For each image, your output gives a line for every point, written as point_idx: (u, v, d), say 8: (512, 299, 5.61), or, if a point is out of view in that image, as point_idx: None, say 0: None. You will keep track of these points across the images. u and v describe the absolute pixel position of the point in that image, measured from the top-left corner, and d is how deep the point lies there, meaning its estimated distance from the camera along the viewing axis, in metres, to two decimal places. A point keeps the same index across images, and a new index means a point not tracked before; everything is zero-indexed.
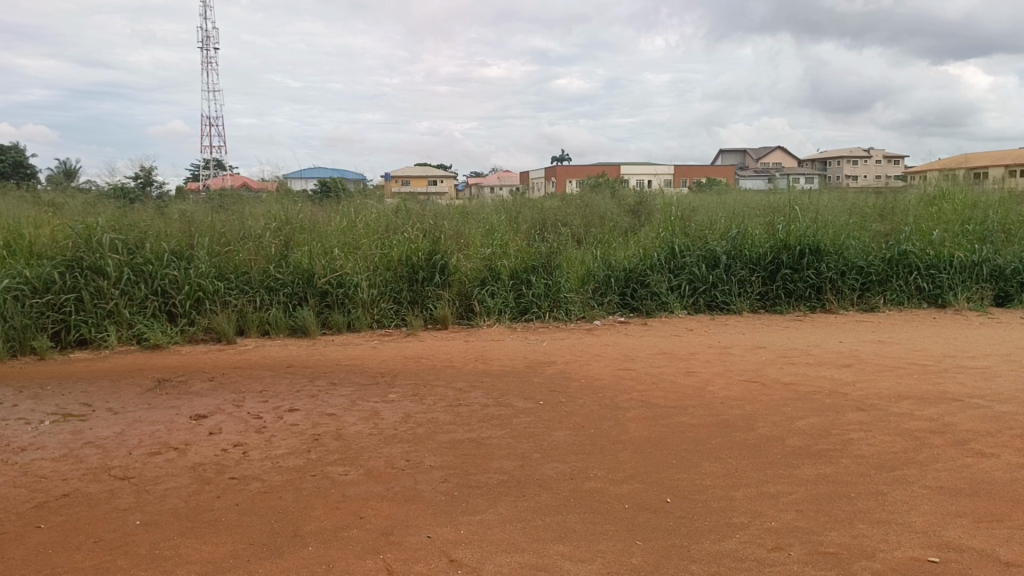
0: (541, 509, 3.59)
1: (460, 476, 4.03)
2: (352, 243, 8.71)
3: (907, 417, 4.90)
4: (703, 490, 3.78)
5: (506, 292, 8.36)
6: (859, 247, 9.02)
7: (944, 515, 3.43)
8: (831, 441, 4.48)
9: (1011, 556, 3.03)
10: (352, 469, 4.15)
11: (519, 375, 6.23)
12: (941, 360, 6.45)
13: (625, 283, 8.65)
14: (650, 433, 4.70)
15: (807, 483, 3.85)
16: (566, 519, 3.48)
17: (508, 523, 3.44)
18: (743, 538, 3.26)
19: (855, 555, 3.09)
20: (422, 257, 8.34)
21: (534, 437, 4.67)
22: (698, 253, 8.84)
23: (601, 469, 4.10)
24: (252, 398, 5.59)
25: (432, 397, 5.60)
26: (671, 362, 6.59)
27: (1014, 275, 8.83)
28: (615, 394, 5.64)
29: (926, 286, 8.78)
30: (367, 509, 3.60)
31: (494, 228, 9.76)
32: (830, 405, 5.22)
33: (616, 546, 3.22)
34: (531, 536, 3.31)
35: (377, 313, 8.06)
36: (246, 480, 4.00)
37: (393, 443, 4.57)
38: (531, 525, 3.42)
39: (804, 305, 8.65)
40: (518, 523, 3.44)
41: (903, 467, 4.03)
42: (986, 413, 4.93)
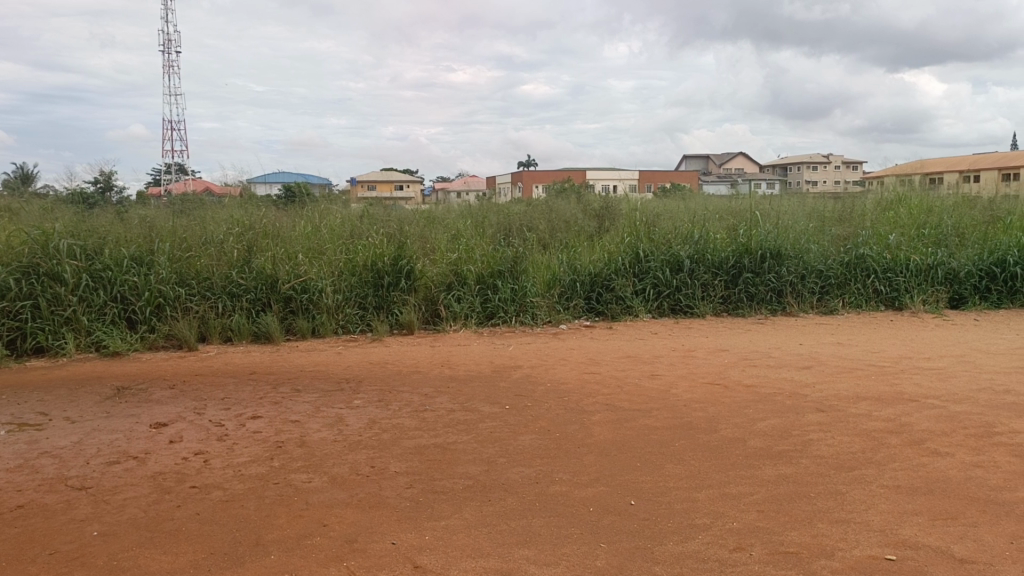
0: (506, 513, 3.60)
1: (425, 481, 4.03)
2: (317, 249, 8.65)
3: (865, 417, 5.00)
4: (667, 492, 3.82)
5: (472, 297, 8.36)
6: (818, 252, 9.18)
7: (902, 513, 3.50)
8: (791, 442, 4.55)
9: (966, 553, 3.11)
10: (316, 476, 4.13)
11: (484, 380, 6.24)
12: (899, 361, 6.58)
13: (590, 287, 8.71)
14: (615, 437, 4.74)
15: (768, 483, 3.91)
16: (531, 523, 3.49)
17: (473, 528, 3.45)
18: (706, 539, 3.30)
19: (815, 554, 3.14)
20: (387, 263, 8.30)
21: (500, 441, 4.68)
22: (661, 257, 8.93)
23: (566, 473, 4.13)
24: (214, 406, 5.52)
25: (397, 403, 5.59)
26: (635, 365, 6.65)
27: (968, 278, 9.04)
28: (580, 398, 5.67)
29: (883, 289, 8.95)
30: (331, 517, 3.58)
31: (460, 233, 9.76)
32: (791, 406, 5.31)
33: (581, 550, 3.23)
34: (496, 541, 3.31)
35: (342, 318, 8.01)
36: (207, 489, 3.96)
37: (358, 450, 4.55)
38: (496, 530, 3.42)
39: (766, 309, 8.78)
40: (483, 528, 3.44)
41: (861, 467, 4.11)
42: (941, 413, 5.04)
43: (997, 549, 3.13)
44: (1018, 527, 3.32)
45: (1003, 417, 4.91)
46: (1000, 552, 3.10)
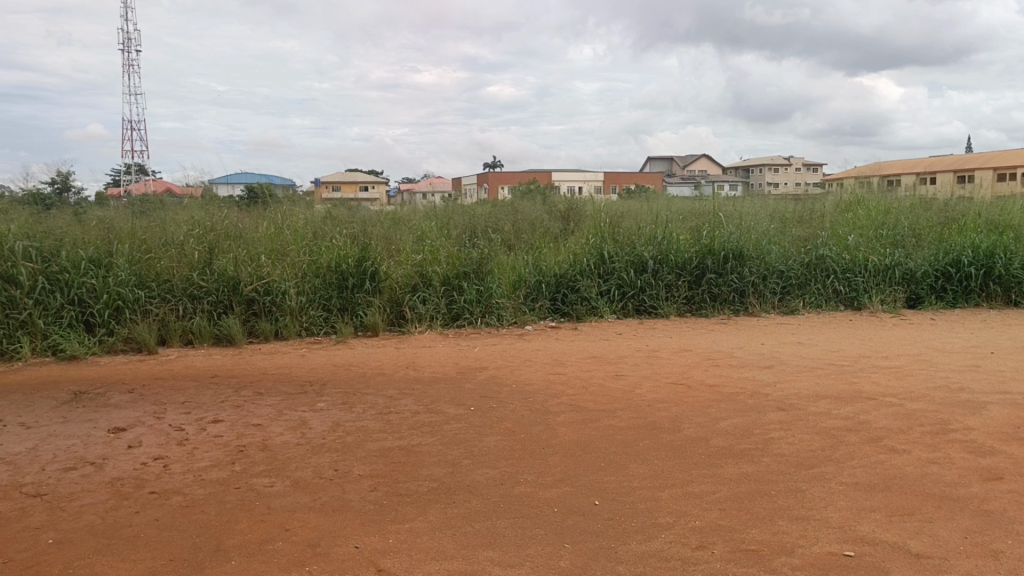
0: (470, 515, 3.60)
1: (389, 484, 4.01)
2: (280, 250, 8.54)
3: (825, 416, 5.07)
4: (630, 492, 3.84)
5: (437, 298, 8.33)
6: (779, 253, 9.29)
7: (860, 510, 3.56)
8: (753, 441, 4.60)
9: (921, 548, 3.17)
10: (278, 480, 4.08)
11: (449, 382, 6.21)
12: (857, 360, 6.70)
13: (555, 288, 8.73)
14: (580, 437, 4.75)
15: (730, 482, 3.95)
16: (495, 525, 3.49)
17: (437, 531, 3.43)
18: (669, 538, 3.33)
19: (775, 552, 3.18)
20: (351, 264, 8.24)
21: (465, 443, 4.67)
22: (626, 258, 8.98)
23: (531, 474, 4.13)
24: (174, 410, 5.43)
25: (361, 406, 5.55)
26: (600, 366, 6.68)
27: (925, 279, 9.23)
28: (545, 399, 5.67)
29: (842, 289, 9.09)
30: (294, 521, 3.55)
31: (425, 235, 9.71)
32: (753, 405, 5.37)
33: (545, 551, 3.24)
34: (459, 543, 3.31)
35: (306, 320, 7.94)
36: (167, 495, 3.90)
37: (321, 453, 4.51)
38: (460, 532, 3.41)
39: (728, 309, 8.87)
40: (447, 530, 3.43)
41: (821, 464, 4.17)
42: (898, 411, 5.14)
43: (952, 544, 3.19)
44: (970, 522, 3.39)
45: (957, 415, 5.02)
46: (954, 547, 3.16)
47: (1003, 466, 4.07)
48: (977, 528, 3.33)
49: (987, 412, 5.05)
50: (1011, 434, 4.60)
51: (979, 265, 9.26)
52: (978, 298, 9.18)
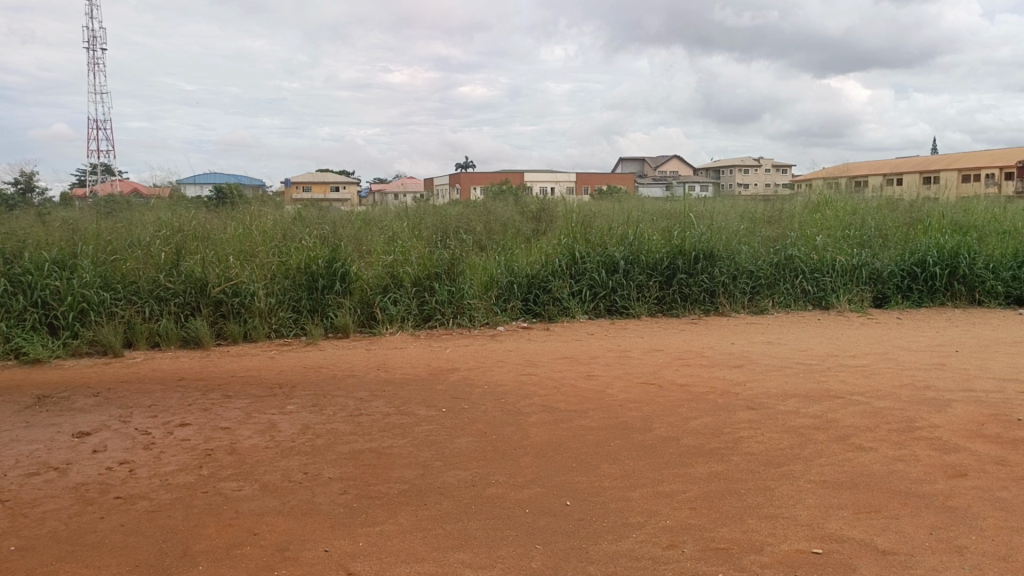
0: (441, 517, 3.56)
1: (359, 487, 3.96)
2: (248, 251, 8.42)
3: (794, 414, 5.10)
4: (602, 492, 3.83)
5: (409, 299, 8.28)
6: (749, 253, 9.35)
7: (828, 507, 3.58)
8: (723, 440, 4.61)
9: (888, 545, 3.19)
10: (246, 484, 4.02)
11: (421, 383, 6.17)
12: (825, 359, 6.75)
13: (527, 289, 8.71)
14: (551, 438, 4.73)
15: (700, 481, 3.95)
16: (467, 527, 3.46)
17: (407, 533, 3.40)
18: (640, 537, 3.32)
19: (745, 550, 3.18)
20: (321, 265, 8.15)
21: (435, 445, 4.63)
22: (597, 258, 9.00)
23: (502, 475, 4.10)
24: (140, 414, 5.33)
25: (331, 408, 5.49)
26: (572, 366, 6.67)
27: (891, 278, 9.34)
28: (516, 399, 5.65)
29: (811, 289, 9.18)
30: (262, 526, 3.49)
31: (396, 236, 9.65)
32: (723, 404, 5.39)
33: (516, 552, 3.21)
34: (431, 546, 3.27)
35: (275, 322, 7.84)
36: (132, 500, 3.82)
37: (290, 456, 4.45)
38: (431, 534, 3.38)
39: (699, 309, 8.91)
40: (418, 533, 3.40)
41: (790, 463, 4.19)
42: (865, 409, 5.18)
43: (917, 540, 3.22)
44: (935, 518, 3.42)
45: (923, 412, 5.07)
46: (920, 543, 3.19)
47: (967, 462, 4.12)
48: (942, 524, 3.36)
49: (951, 409, 5.11)
50: (975, 431, 4.65)
51: (944, 264, 9.40)
52: (943, 297, 9.32)
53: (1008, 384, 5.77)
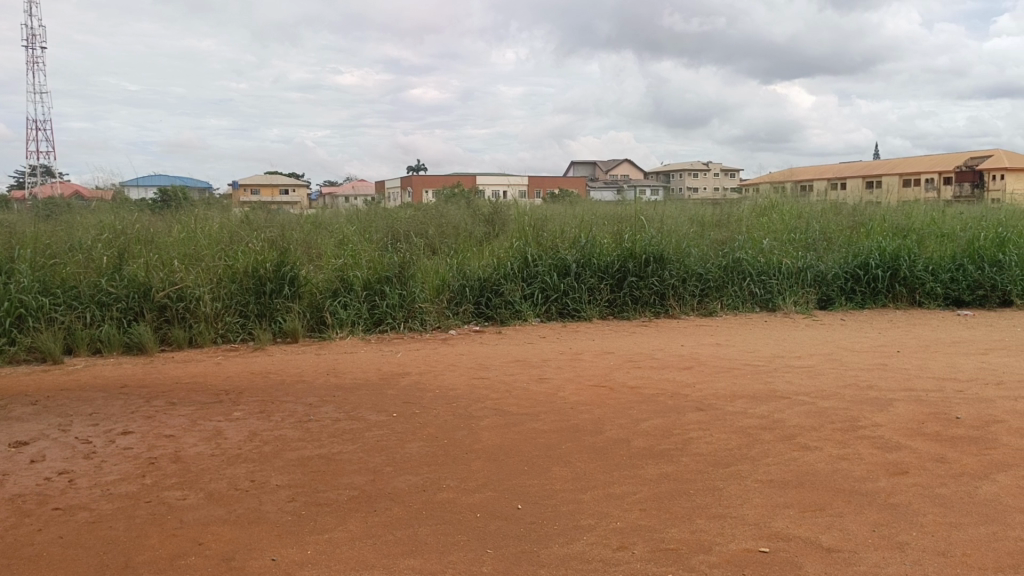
0: (392, 523, 3.52)
1: (308, 494, 3.89)
2: (193, 255, 8.23)
3: (741, 415, 5.16)
4: (552, 495, 3.82)
5: (359, 303, 8.18)
6: (698, 256, 9.45)
7: (775, 506, 3.62)
8: (673, 441, 4.64)
9: (832, 542, 3.23)
10: (191, 493, 3.92)
11: (371, 388, 6.10)
12: (772, 360, 6.86)
13: (479, 292, 8.70)
14: (503, 441, 4.71)
15: (650, 482, 3.97)
16: (418, 532, 3.42)
17: (357, 540, 3.34)
18: (590, 540, 3.32)
19: (694, 550, 3.20)
20: (269, 269, 8.02)
21: (386, 450, 4.58)
22: (549, 261, 9.01)
23: (453, 479, 4.07)
24: (80, 422, 5.17)
25: (279, 414, 5.38)
26: (524, 369, 6.66)
27: (835, 281, 9.55)
28: (468, 403, 5.62)
29: (758, 291, 9.32)
30: (207, 535, 3.40)
31: (346, 240, 9.53)
32: (672, 406, 5.43)
33: (467, 557, 3.18)
34: (380, 552, 3.22)
35: (222, 327, 7.68)
36: (72, 510, 3.69)
37: (237, 464, 4.35)
38: (381, 541, 3.33)
39: (649, 311, 8.98)
40: (368, 539, 3.35)
41: (738, 463, 4.24)
42: (810, 409, 5.27)
43: (861, 537, 3.27)
44: (878, 515, 3.49)
45: (866, 412, 5.17)
46: (863, 540, 3.24)
47: (908, 460, 4.21)
48: (884, 521, 3.43)
49: (893, 409, 5.23)
50: (916, 429, 4.76)
51: (886, 267, 9.63)
52: (885, 299, 9.55)
53: (946, 383, 5.92)
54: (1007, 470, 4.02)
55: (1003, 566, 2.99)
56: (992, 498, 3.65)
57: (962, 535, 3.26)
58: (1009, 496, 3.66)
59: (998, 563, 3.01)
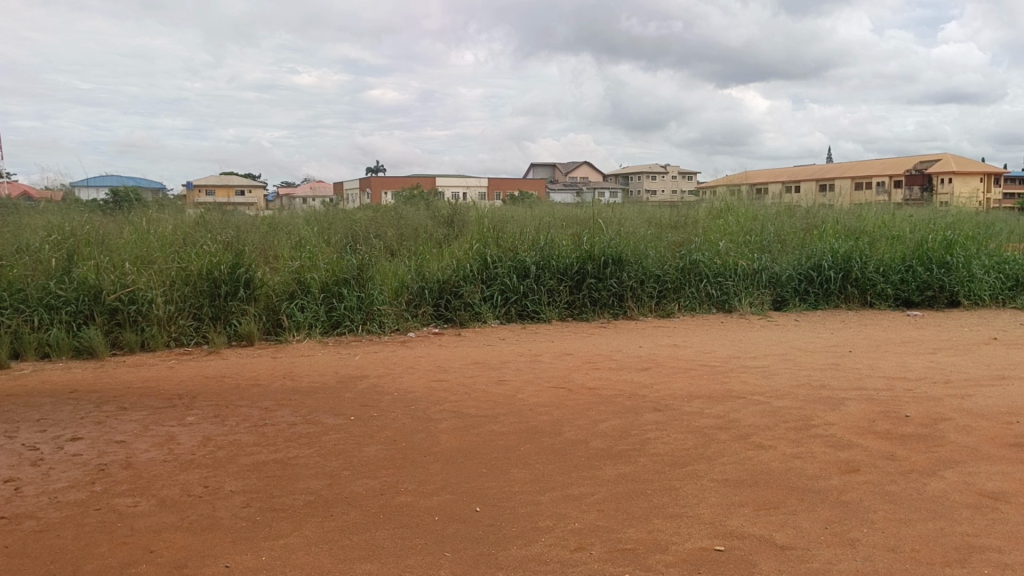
0: (348, 528, 3.48)
1: (262, 499, 3.83)
2: (146, 256, 8.10)
3: (698, 415, 5.21)
4: (511, 497, 3.81)
5: (316, 306, 8.07)
6: (655, 258, 9.53)
7: (729, 505, 3.66)
8: (630, 442, 4.66)
9: (785, 540, 3.27)
10: (142, 500, 3.83)
11: (328, 392, 6.03)
12: (727, 360, 6.94)
13: (439, 294, 8.67)
14: (462, 444, 4.70)
15: (608, 483, 3.99)
16: (375, 537, 3.38)
17: (313, 545, 3.30)
18: (548, 541, 3.31)
19: (650, 549, 3.22)
20: (224, 271, 7.89)
21: (344, 454, 4.53)
22: (508, 263, 9.00)
23: (411, 483, 4.04)
24: (27, 429, 5.03)
25: (234, 419, 5.29)
26: (483, 371, 6.65)
27: (789, 282, 9.69)
28: (427, 406, 5.59)
29: (714, 293, 9.41)
30: (159, 543, 3.33)
31: (303, 241, 9.41)
32: (631, 407, 5.47)
33: (425, 561, 3.16)
34: (336, 557, 3.18)
35: (175, 330, 7.54)
36: (17, 519, 3.59)
37: (189, 470, 4.27)
38: (337, 546, 3.29)
39: (608, 313, 9.02)
40: (324, 544, 3.30)
41: (694, 462, 4.27)
42: (765, 408, 5.34)
43: (814, 534, 3.32)
44: (830, 513, 3.54)
45: (818, 411, 5.26)
46: (816, 538, 3.29)
47: (860, 458, 4.28)
48: (836, 518, 3.48)
49: (844, 408, 5.32)
50: (867, 427, 4.85)
51: (838, 268, 9.81)
52: (838, 300, 9.72)
53: (896, 382, 6.05)
54: (954, 466, 4.11)
55: (950, 560, 3.05)
56: (940, 494, 3.73)
57: (911, 530, 3.33)
58: (956, 492, 3.75)
59: (945, 557, 3.08)
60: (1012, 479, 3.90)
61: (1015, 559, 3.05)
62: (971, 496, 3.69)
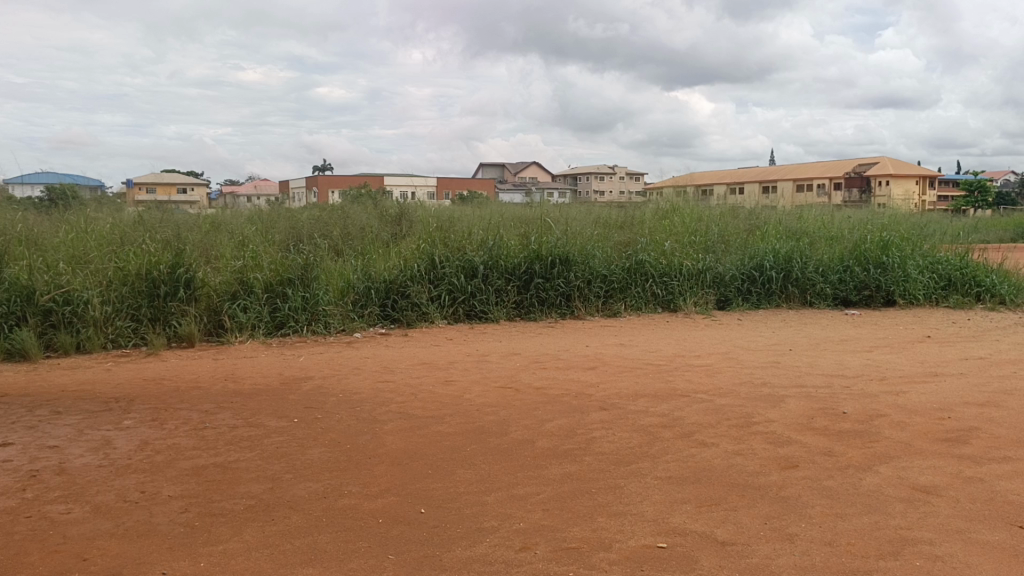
0: (289, 532, 3.41)
1: (202, 504, 3.74)
2: (81, 256, 7.90)
3: (643, 414, 5.25)
4: (456, 498, 3.79)
5: (259, 306, 7.92)
6: (602, 258, 9.58)
7: (672, 502, 3.69)
8: (576, 441, 4.67)
9: (726, 536, 3.31)
10: (75, 506, 3.71)
11: (271, 394, 5.91)
12: (672, 359, 7.01)
13: (385, 294, 8.59)
14: (407, 445, 4.66)
15: (553, 482, 3.99)
16: (317, 540, 3.33)
17: (253, 551, 3.23)
18: (493, 541, 3.30)
19: (594, 548, 3.22)
20: (163, 271, 7.70)
21: (286, 457, 4.45)
22: (455, 262, 8.96)
23: (355, 485, 3.98)
24: None
25: (173, 422, 5.16)
26: (430, 372, 6.60)
27: (733, 282, 9.84)
28: (372, 407, 5.52)
29: (660, 292, 9.50)
30: (92, 550, 3.22)
31: (246, 241, 9.23)
32: (577, 406, 5.48)
33: (368, 563, 3.12)
34: (278, 562, 3.12)
35: (112, 332, 7.34)
36: None
37: (126, 475, 4.14)
38: (278, 551, 3.23)
39: (556, 312, 9.04)
40: (264, 549, 3.24)
41: (638, 461, 4.30)
42: (708, 406, 5.40)
43: (753, 530, 3.36)
44: (770, 508, 3.60)
45: (760, 408, 5.35)
46: (755, 533, 3.33)
47: (799, 454, 4.36)
48: (775, 514, 3.53)
49: (785, 405, 5.41)
50: (806, 424, 4.95)
51: (779, 268, 9.99)
52: (779, 300, 9.90)
53: (834, 380, 6.17)
54: (889, 461, 4.21)
55: (884, 553, 3.12)
56: (875, 488, 3.82)
57: (848, 524, 3.39)
58: (890, 486, 3.84)
59: (880, 550, 3.15)
60: (943, 473, 4.00)
61: (945, 550, 3.13)
62: (904, 490, 3.78)
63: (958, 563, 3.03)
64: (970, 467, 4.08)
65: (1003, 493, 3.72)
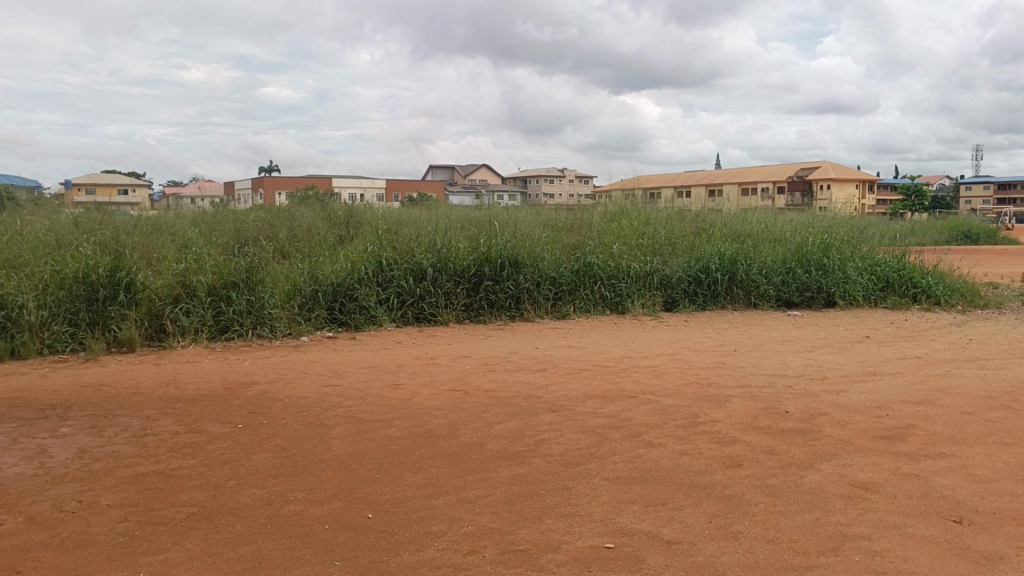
0: (233, 540, 3.35)
1: (142, 513, 3.64)
2: (14, 260, 7.68)
3: (591, 415, 5.28)
4: (403, 502, 3.76)
5: (202, 310, 7.76)
6: (551, 260, 9.62)
7: (620, 503, 3.71)
8: (524, 443, 4.67)
9: (672, 535, 3.35)
10: (9, 517, 3.58)
11: (215, 399, 5.79)
12: (619, 361, 7.07)
13: (333, 297, 8.49)
14: (355, 449, 4.60)
15: (501, 484, 3.98)
16: (261, 548, 3.27)
17: (196, 559, 3.16)
18: (441, 545, 3.28)
19: (542, 550, 3.23)
20: (102, 274, 7.50)
21: (230, 463, 4.36)
22: (404, 265, 8.90)
23: (301, 491, 3.92)
24: None
25: (112, 429, 5.02)
26: (378, 375, 6.54)
27: (679, 283, 9.97)
28: (320, 411, 5.45)
29: (608, 294, 9.57)
30: (27, 562, 3.12)
31: (189, 244, 9.04)
32: (525, 408, 5.49)
33: (313, 570, 3.07)
34: (220, 571, 3.06)
35: (49, 337, 7.13)
36: None
37: (63, 484, 4.02)
38: (220, 559, 3.16)
39: (505, 315, 9.05)
40: (207, 558, 3.17)
41: (586, 462, 4.32)
42: (655, 407, 5.45)
43: (698, 529, 3.40)
44: (714, 507, 3.64)
45: (705, 408, 5.42)
46: (700, 532, 3.37)
47: (743, 453, 4.43)
48: (719, 512, 3.58)
49: (729, 405, 5.49)
50: (750, 423, 5.03)
51: (725, 270, 10.14)
52: (724, 301, 10.06)
53: (777, 380, 6.29)
54: (829, 459, 4.30)
55: (824, 549, 3.19)
56: (816, 486, 3.90)
57: (789, 521, 3.45)
58: (830, 483, 3.92)
59: (820, 546, 3.21)
60: (881, 470, 4.11)
61: (882, 545, 3.21)
62: (844, 487, 3.87)
63: (895, 557, 3.11)
64: (906, 463, 4.19)
65: (937, 488, 3.83)
